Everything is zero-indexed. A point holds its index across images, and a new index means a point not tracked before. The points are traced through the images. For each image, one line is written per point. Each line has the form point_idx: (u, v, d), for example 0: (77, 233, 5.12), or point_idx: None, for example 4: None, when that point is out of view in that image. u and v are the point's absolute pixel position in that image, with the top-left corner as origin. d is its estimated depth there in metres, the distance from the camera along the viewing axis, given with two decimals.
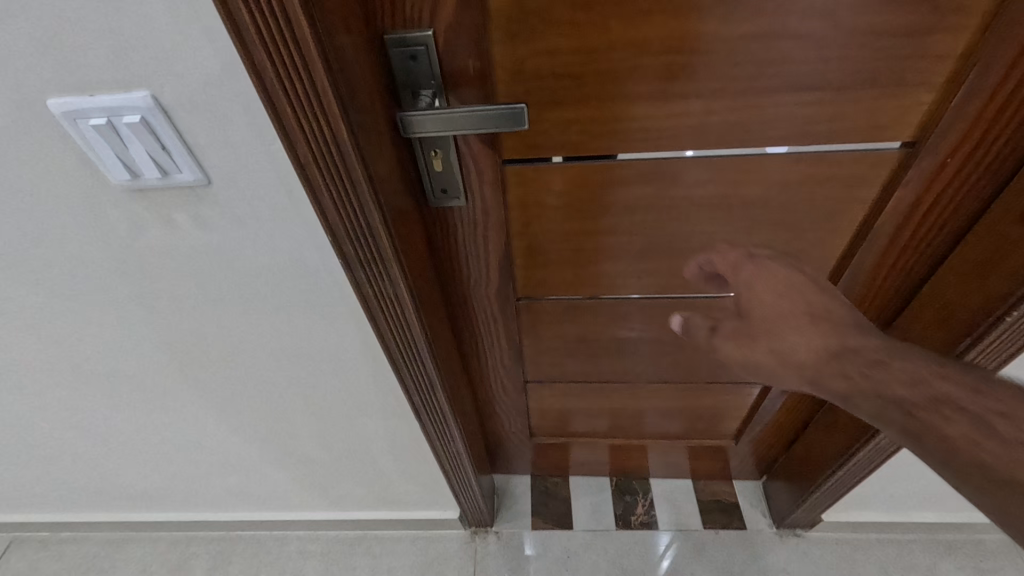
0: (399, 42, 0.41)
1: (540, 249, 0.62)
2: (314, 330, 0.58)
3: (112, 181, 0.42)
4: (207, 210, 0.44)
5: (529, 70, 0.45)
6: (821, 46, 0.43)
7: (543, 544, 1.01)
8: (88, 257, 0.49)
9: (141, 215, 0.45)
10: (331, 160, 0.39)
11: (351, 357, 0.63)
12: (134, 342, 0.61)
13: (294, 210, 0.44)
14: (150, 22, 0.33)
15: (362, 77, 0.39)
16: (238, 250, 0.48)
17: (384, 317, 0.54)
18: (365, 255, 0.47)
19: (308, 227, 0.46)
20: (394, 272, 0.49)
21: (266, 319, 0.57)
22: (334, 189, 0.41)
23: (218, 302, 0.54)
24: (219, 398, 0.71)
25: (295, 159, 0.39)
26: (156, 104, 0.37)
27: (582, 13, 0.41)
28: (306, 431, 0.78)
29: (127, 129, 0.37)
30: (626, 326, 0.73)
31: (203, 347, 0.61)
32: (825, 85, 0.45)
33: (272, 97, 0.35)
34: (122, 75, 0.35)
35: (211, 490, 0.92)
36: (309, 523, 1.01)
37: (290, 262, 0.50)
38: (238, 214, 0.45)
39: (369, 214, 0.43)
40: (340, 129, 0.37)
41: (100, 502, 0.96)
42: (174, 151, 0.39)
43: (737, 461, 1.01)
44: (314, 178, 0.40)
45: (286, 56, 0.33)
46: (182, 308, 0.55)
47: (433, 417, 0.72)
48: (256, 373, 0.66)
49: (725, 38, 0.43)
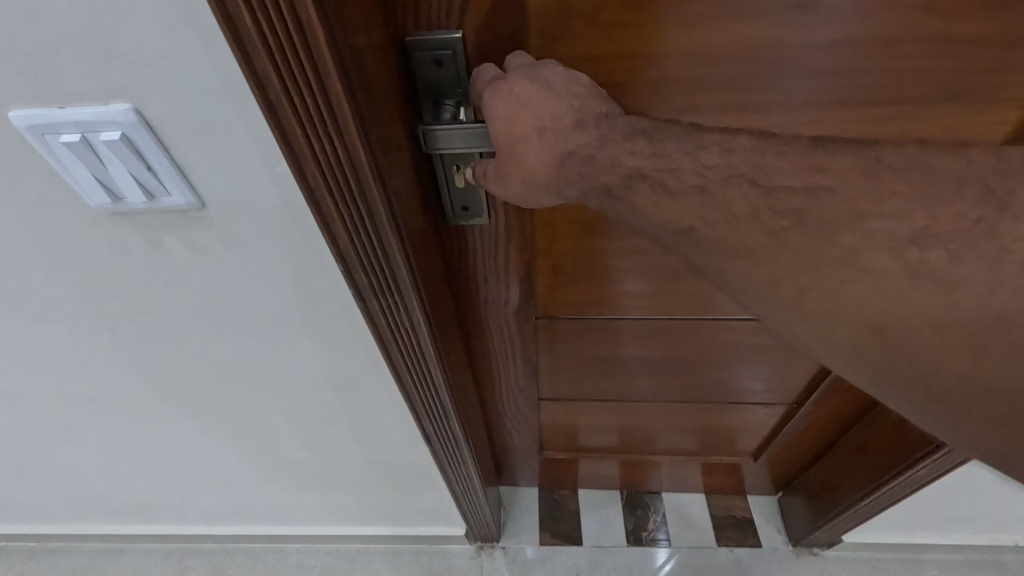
0: (423, 45, 0.35)
1: (566, 267, 0.58)
2: (318, 355, 0.54)
3: (90, 203, 0.36)
4: (201, 235, 0.39)
5: None
6: (899, 56, 0.38)
7: (552, 561, 0.98)
8: (65, 280, 0.44)
9: (123, 237, 0.40)
10: (346, 183, 0.34)
11: (357, 380, 0.58)
12: (121, 363, 0.56)
13: (299, 234, 0.39)
14: (125, 22, 0.27)
15: (382, 88, 0.33)
16: (236, 274, 0.43)
17: (398, 345, 0.49)
18: (380, 283, 0.42)
19: (315, 251, 0.41)
20: (411, 301, 0.44)
21: (266, 343, 0.52)
22: (349, 215, 0.36)
23: (212, 326, 0.50)
24: (213, 418, 0.66)
25: (303, 181, 0.34)
26: (139, 119, 0.31)
27: (632, 14, 0.36)
28: (307, 450, 0.74)
29: (105, 147, 0.32)
30: (650, 347, 0.69)
31: (196, 369, 0.57)
32: (899, 99, 0.40)
33: (278, 113, 0.30)
34: (97, 85, 0.30)
35: (207, 505, 0.88)
36: (308, 537, 0.98)
37: (294, 288, 0.45)
38: (235, 238, 0.40)
39: (385, 242, 0.38)
40: (358, 150, 0.32)
41: (89, 516, 0.92)
42: (161, 172, 0.34)
43: (753, 477, 0.98)
44: (324, 202, 0.35)
45: (296, 65, 0.28)
46: (171, 331, 0.50)
47: (444, 441, 0.68)
48: (254, 395, 0.62)
49: (791, 45, 0.37)
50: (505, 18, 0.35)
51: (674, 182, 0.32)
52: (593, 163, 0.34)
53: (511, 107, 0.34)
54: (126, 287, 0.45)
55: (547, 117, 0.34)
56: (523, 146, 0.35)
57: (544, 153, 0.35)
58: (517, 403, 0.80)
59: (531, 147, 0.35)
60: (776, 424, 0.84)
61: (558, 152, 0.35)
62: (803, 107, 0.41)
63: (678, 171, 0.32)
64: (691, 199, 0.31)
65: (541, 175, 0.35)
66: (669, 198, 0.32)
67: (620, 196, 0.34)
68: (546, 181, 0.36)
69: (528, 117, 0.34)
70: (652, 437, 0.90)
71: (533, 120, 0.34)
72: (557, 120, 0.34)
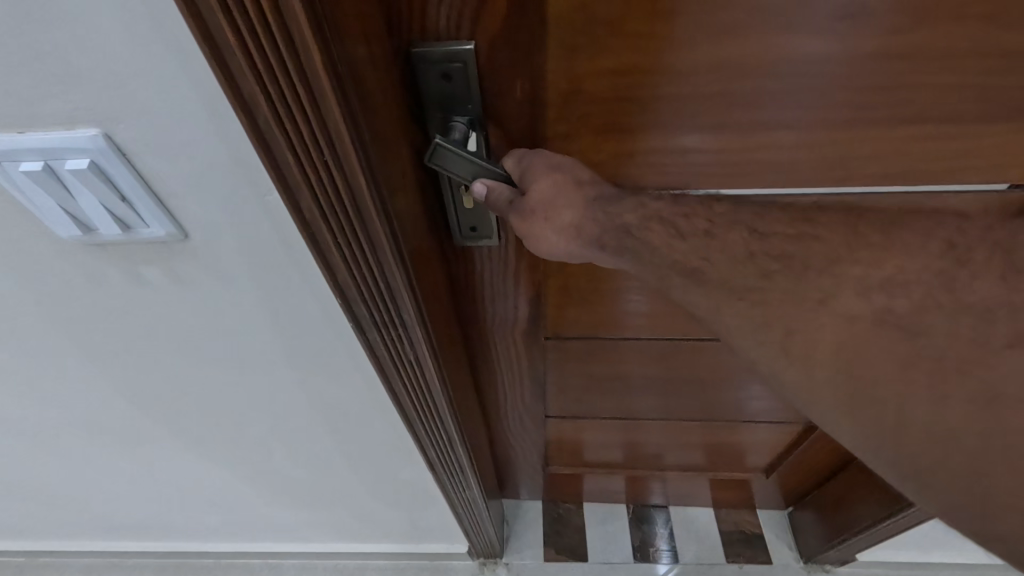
0: (431, 56, 0.31)
1: (576, 286, 0.55)
2: (314, 383, 0.51)
3: (59, 234, 0.33)
4: (185, 266, 0.36)
5: (587, 91, 0.36)
6: (958, 72, 0.34)
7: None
8: (39, 309, 0.40)
9: (99, 268, 0.36)
10: (346, 218, 0.31)
11: (356, 407, 0.55)
12: (102, 390, 0.53)
13: (293, 266, 0.36)
14: (92, 40, 0.24)
15: (384, 105, 0.30)
16: (224, 305, 0.40)
17: (401, 377, 0.46)
18: (383, 318, 0.39)
19: (312, 283, 0.38)
20: (416, 334, 0.41)
21: (257, 371, 0.49)
22: (350, 250, 0.33)
23: (199, 355, 0.46)
24: (204, 441, 0.63)
25: (299, 216, 0.30)
26: (110, 146, 0.28)
27: (662, 22, 0.33)
28: (303, 472, 0.71)
29: (72, 176, 0.29)
30: (664, 365, 0.65)
31: (184, 396, 0.53)
32: (948, 117, 0.36)
33: (270, 144, 0.27)
34: (59, 109, 0.26)
35: (199, 524, 0.85)
36: (305, 553, 0.95)
37: (287, 319, 0.41)
38: (222, 269, 0.36)
39: (389, 278, 0.35)
40: (360, 184, 0.29)
41: (76, 534, 0.89)
42: (137, 203, 0.31)
43: (764, 493, 0.95)
44: (322, 236, 0.32)
45: (287, 87, 0.24)
46: (155, 359, 0.47)
47: (447, 465, 0.65)
48: (245, 420, 0.58)
49: (834, 58, 0.34)
50: (523, 25, 0.31)
51: (685, 224, 0.31)
52: (619, 207, 0.33)
53: (548, 160, 0.34)
54: (105, 317, 0.41)
55: (584, 177, 0.35)
56: (552, 188, 0.33)
57: (574, 201, 0.33)
58: (522, 421, 0.77)
59: (569, 195, 0.33)
60: (790, 441, 0.80)
61: (587, 199, 0.33)
62: (846, 125, 0.37)
63: (690, 216, 0.31)
64: (700, 242, 0.30)
65: (568, 218, 0.33)
66: (681, 239, 0.30)
67: (638, 235, 0.31)
68: (570, 224, 0.33)
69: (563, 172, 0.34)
70: (662, 453, 0.87)
71: (573, 174, 0.34)
72: (592, 179, 0.35)
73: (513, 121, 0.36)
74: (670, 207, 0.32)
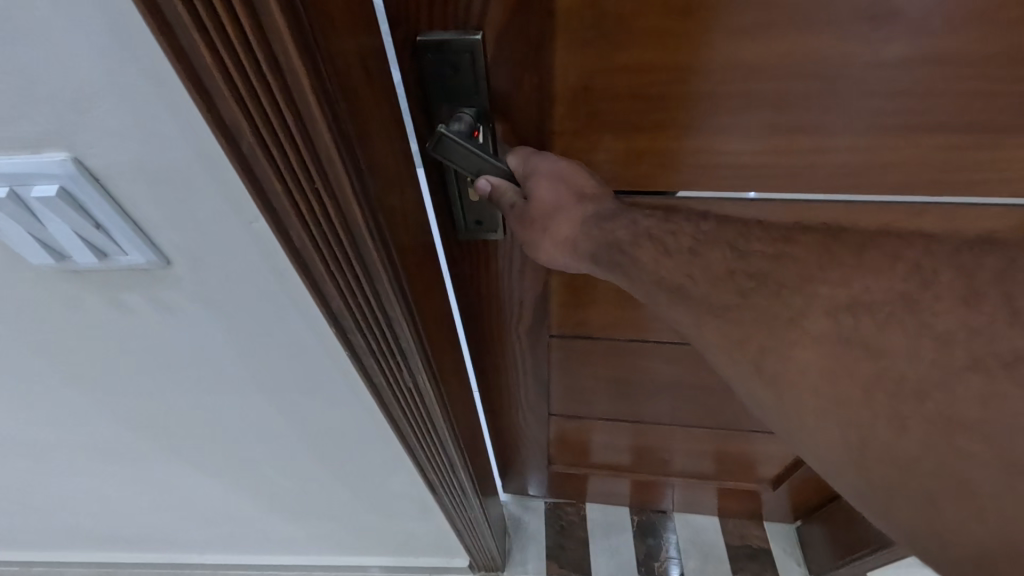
0: (432, 42, 0.30)
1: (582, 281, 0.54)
2: (304, 416, 0.48)
3: (28, 263, 0.31)
4: (169, 296, 0.34)
5: (597, 87, 0.35)
6: (979, 77, 0.32)
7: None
8: (13, 343, 0.38)
9: (73, 297, 0.34)
10: (342, 252, 0.29)
11: (350, 439, 0.53)
12: (77, 423, 0.49)
13: (282, 298, 0.34)
14: (57, 59, 0.21)
15: (378, 117, 0.28)
16: (209, 337, 0.37)
17: (403, 409, 0.43)
18: (381, 352, 0.37)
19: (303, 316, 0.35)
20: (416, 358, 0.39)
21: (244, 405, 0.46)
22: (346, 285, 0.30)
23: (184, 388, 0.43)
24: (186, 475, 0.60)
25: (292, 254, 0.28)
26: (81, 171, 0.25)
27: (672, 19, 0.32)
28: (295, 501, 0.68)
29: (40, 203, 0.26)
30: (673, 369, 0.65)
31: (166, 430, 0.50)
32: (971, 124, 0.35)
33: (258, 180, 0.25)
34: (21, 131, 0.24)
35: (191, 542, 0.83)
36: (303, 567, 0.93)
37: (277, 351, 0.39)
38: (207, 300, 0.34)
39: (387, 309, 0.34)
40: (355, 214, 0.27)
41: (68, 547, 0.87)
42: (113, 230, 0.28)
43: (771, 505, 0.93)
44: (316, 273, 0.30)
45: (269, 105, 0.22)
46: (136, 392, 0.44)
47: (450, 491, 0.63)
48: (233, 454, 0.56)
49: (850, 60, 0.32)
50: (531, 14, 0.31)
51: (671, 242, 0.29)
52: (614, 226, 0.31)
53: (552, 174, 0.33)
54: (92, 351, 0.39)
55: (585, 190, 0.34)
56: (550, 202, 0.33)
57: (571, 218, 0.33)
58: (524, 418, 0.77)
59: (570, 214, 0.33)
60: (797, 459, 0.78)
61: (586, 216, 0.33)
62: (870, 126, 0.35)
63: (678, 233, 0.29)
64: (683, 260, 0.28)
65: (564, 233, 0.33)
66: (667, 256, 0.29)
67: (631, 252, 0.30)
68: (567, 237, 0.33)
69: (565, 187, 0.33)
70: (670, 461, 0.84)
71: (576, 189, 0.33)
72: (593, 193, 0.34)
73: (520, 111, 0.36)
74: (661, 223, 0.30)
